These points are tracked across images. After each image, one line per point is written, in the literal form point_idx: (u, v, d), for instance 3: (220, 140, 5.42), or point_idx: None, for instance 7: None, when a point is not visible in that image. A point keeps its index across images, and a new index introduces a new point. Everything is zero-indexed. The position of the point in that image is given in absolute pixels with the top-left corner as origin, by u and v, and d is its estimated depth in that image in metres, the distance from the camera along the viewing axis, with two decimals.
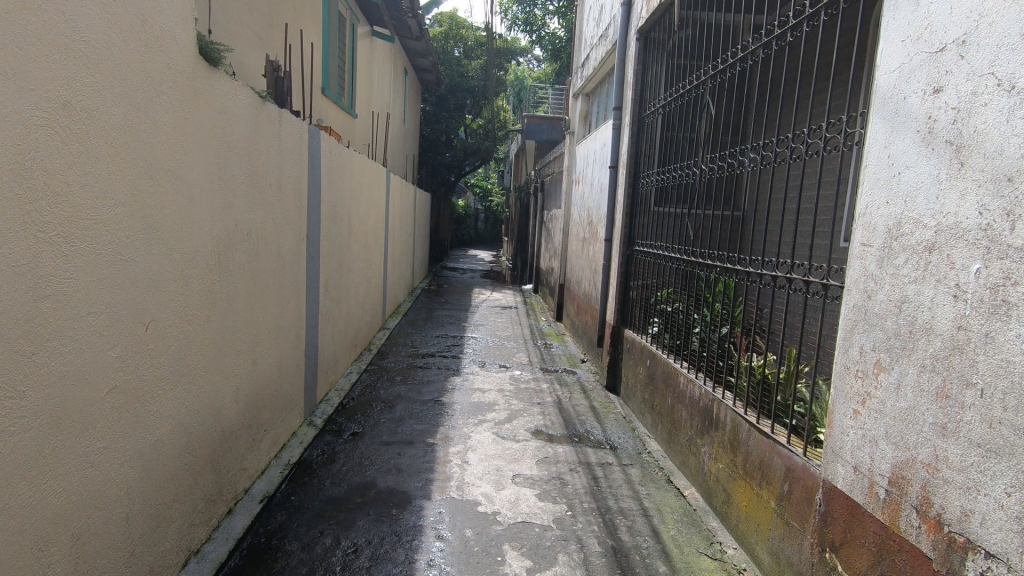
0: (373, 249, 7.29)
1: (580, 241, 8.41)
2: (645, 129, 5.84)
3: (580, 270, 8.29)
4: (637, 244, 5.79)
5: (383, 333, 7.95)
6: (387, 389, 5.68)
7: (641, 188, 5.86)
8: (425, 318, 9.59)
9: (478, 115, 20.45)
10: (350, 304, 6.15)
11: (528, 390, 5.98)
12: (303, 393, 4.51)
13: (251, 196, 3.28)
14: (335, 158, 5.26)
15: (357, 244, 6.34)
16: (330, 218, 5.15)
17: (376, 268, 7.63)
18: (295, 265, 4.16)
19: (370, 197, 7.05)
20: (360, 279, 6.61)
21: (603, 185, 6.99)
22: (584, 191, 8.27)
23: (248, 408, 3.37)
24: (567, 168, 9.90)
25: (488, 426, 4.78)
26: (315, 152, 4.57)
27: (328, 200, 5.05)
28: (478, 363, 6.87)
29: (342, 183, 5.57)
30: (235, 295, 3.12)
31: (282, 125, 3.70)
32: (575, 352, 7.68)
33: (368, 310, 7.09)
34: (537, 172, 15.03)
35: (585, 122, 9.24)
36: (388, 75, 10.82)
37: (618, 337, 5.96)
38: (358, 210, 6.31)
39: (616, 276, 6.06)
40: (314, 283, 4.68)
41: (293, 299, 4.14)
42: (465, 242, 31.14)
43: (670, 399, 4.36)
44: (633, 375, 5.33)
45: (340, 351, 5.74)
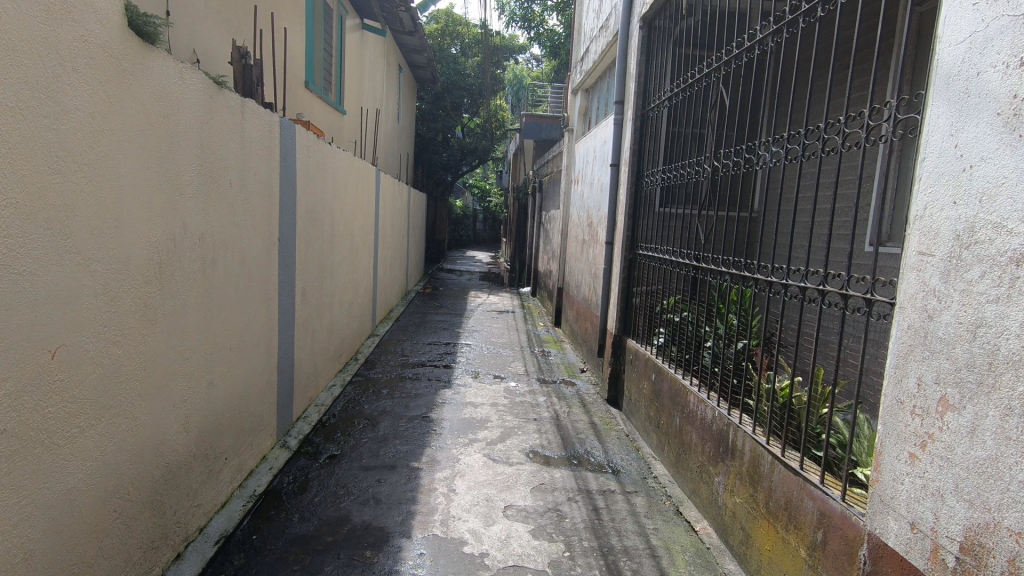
0: (361, 253, 6.92)
1: (579, 244, 8.02)
2: (648, 125, 5.45)
3: (579, 274, 7.90)
4: (640, 247, 5.40)
5: (372, 341, 7.56)
6: (372, 404, 5.28)
7: (643, 188, 5.47)
8: (418, 323, 9.19)
9: (476, 115, 20.04)
10: (334, 311, 5.77)
11: (524, 403, 5.58)
12: (275, 412, 4.12)
13: (205, 196, 2.89)
14: (315, 155, 4.87)
15: (341, 247, 5.95)
16: (308, 220, 4.74)
17: (364, 272, 7.25)
18: (264, 272, 3.76)
19: (357, 197, 6.65)
20: (346, 285, 6.23)
21: (603, 185, 6.61)
22: (584, 192, 7.87)
23: (202, 435, 2.98)
24: (565, 167, 9.51)
25: (479, 447, 4.39)
26: (289, 148, 4.18)
27: (306, 201, 4.67)
28: (471, 373, 6.47)
29: (324, 183, 5.17)
30: (185, 309, 2.73)
31: (244, 115, 3.30)
32: (574, 361, 7.29)
33: (355, 317, 6.70)
34: (536, 172, 14.63)
35: (585, 120, 8.85)
36: (380, 71, 10.45)
37: (620, 347, 5.56)
38: (342, 212, 5.93)
39: (618, 282, 5.64)
40: (288, 291, 4.29)
41: (261, 309, 3.75)
42: (464, 243, 30.81)
43: (678, 420, 3.97)
44: (637, 389, 4.93)
45: (322, 363, 5.35)
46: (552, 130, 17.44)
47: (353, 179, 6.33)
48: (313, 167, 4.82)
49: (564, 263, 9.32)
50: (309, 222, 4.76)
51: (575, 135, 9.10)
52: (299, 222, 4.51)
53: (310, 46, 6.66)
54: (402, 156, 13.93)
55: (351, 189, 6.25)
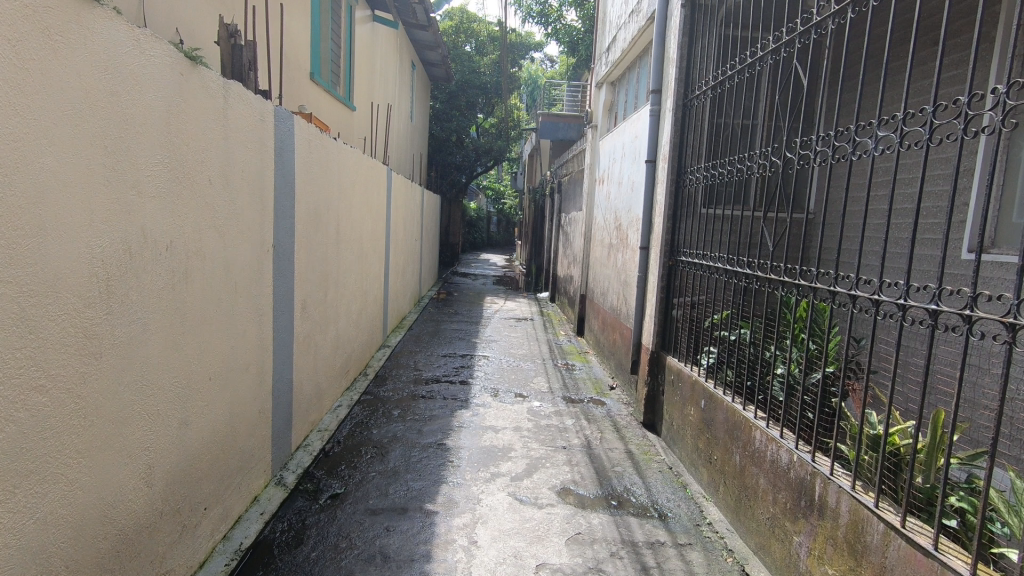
0: (370, 260, 6.41)
1: (605, 249, 7.43)
2: (687, 116, 4.85)
3: (606, 280, 7.30)
4: (682, 253, 4.79)
5: (382, 353, 7.03)
6: (381, 429, 4.73)
7: (683, 186, 4.84)
8: (432, 332, 8.65)
9: (490, 114, 19.54)
10: (340, 323, 5.26)
11: (550, 427, 5.00)
12: (269, 444, 3.59)
13: (173, 195, 2.37)
14: (318, 150, 4.34)
15: (348, 252, 5.42)
16: (310, 224, 4.22)
17: (374, 279, 6.74)
18: (254, 285, 3.24)
19: (366, 199, 6.12)
20: (354, 293, 5.73)
21: (635, 185, 6.02)
22: (611, 192, 7.28)
23: (173, 487, 2.45)
24: (588, 166, 8.92)
25: (502, 484, 3.82)
26: (287, 141, 3.66)
27: (308, 201, 4.15)
28: (490, 390, 5.91)
29: (329, 181, 4.66)
30: (146, 335, 2.20)
31: (227, 101, 2.79)
32: (601, 376, 6.70)
33: (364, 329, 6.19)
34: (554, 173, 14.04)
35: (610, 114, 8.24)
36: (393, 67, 9.98)
37: (658, 365, 4.97)
38: (349, 214, 5.40)
39: (655, 292, 5.03)
40: (286, 304, 3.77)
41: (252, 328, 3.23)
42: (477, 245, 30.34)
43: (738, 458, 3.37)
44: (681, 415, 4.34)
45: (326, 382, 4.83)
46: (569, 128, 16.89)
47: (361, 179, 5.82)
48: (315, 163, 4.30)
49: (587, 269, 8.73)
50: (311, 223, 4.24)
51: (599, 132, 8.51)
52: (299, 227, 3.99)
53: (315, 35, 6.16)
54: (415, 155, 13.44)
55: (359, 190, 5.73)
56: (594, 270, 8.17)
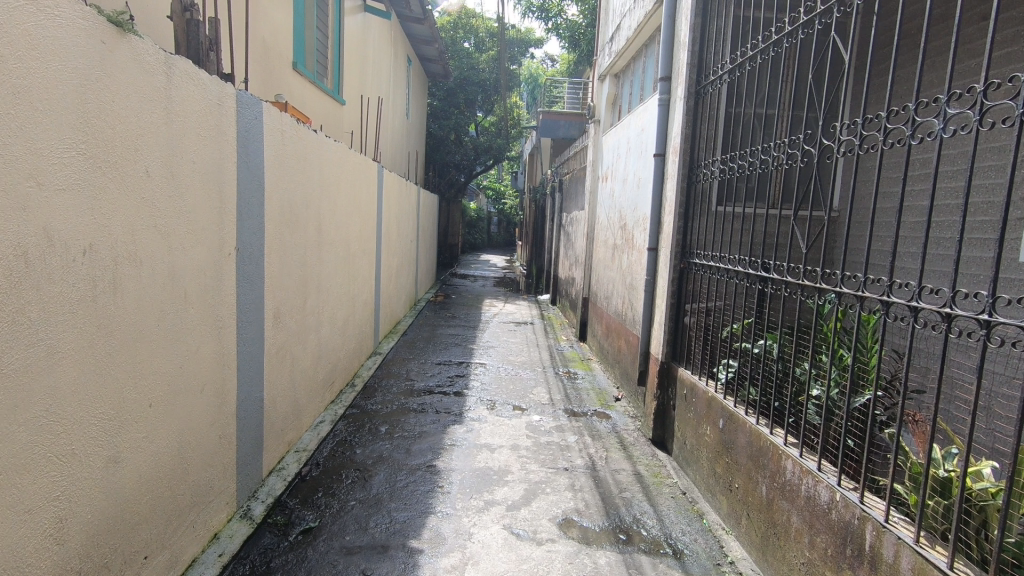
0: (358, 262, 6.00)
1: (610, 251, 7.01)
2: (698, 105, 4.43)
3: (610, 283, 6.89)
4: (694, 255, 4.36)
5: (372, 361, 6.63)
6: (365, 449, 4.32)
7: (694, 181, 4.42)
8: (427, 338, 8.25)
9: (489, 113, 19.15)
10: (323, 332, 4.85)
11: (551, 445, 4.58)
12: (233, 473, 3.17)
13: (93, 188, 1.96)
14: (294, 142, 3.94)
15: (331, 255, 5.01)
16: (284, 225, 3.82)
17: (363, 283, 6.33)
18: (211, 293, 2.83)
19: (353, 197, 5.72)
20: (339, 300, 5.32)
21: (642, 182, 5.60)
22: (615, 190, 6.86)
23: (96, 538, 2.05)
24: (590, 163, 8.51)
25: (498, 516, 3.40)
26: (253, 130, 3.25)
27: (281, 197, 3.73)
28: (487, 403, 5.50)
29: (308, 176, 4.25)
30: (51, 360, 1.79)
31: (172, 78, 2.38)
32: (605, 386, 6.29)
33: (351, 337, 5.79)
34: (554, 172, 13.64)
35: (613, 108, 7.82)
36: (386, 61, 9.59)
37: (669, 377, 4.55)
38: (333, 214, 4.99)
39: (665, 297, 4.61)
40: (254, 313, 3.35)
41: (208, 344, 2.81)
42: (477, 246, 29.96)
43: (765, 489, 2.96)
44: (696, 435, 3.93)
45: (305, 397, 4.41)
46: (570, 126, 16.48)
47: (347, 176, 5.42)
48: (291, 155, 3.89)
49: (590, 271, 8.31)
50: (285, 223, 3.83)
51: (602, 127, 8.09)
52: (271, 228, 3.58)
53: (298, 21, 5.77)
54: (411, 154, 13.04)
55: (344, 187, 5.33)
56: (597, 272, 7.76)
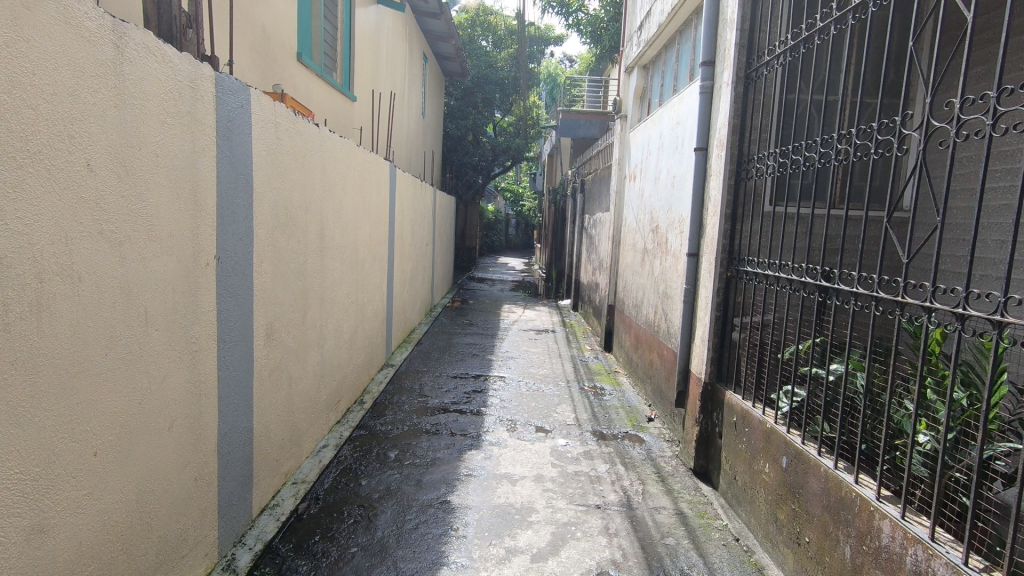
0: (367, 268, 5.56)
1: (640, 256, 6.46)
2: (747, 92, 3.88)
3: (640, 290, 6.35)
4: (744, 263, 3.82)
5: (384, 374, 6.19)
6: (372, 480, 3.85)
7: (743, 178, 3.88)
8: (443, 347, 7.80)
9: (508, 112, 18.69)
10: (327, 346, 4.40)
11: (579, 475, 4.08)
12: (214, 518, 2.72)
13: (2, 184, 1.51)
14: (291, 135, 3.50)
15: (337, 260, 4.57)
16: (279, 230, 3.37)
17: (374, 290, 5.90)
18: (182, 311, 2.38)
19: (362, 198, 5.28)
20: (346, 310, 4.88)
21: (679, 180, 5.07)
22: (646, 189, 6.32)
23: None
24: (616, 162, 7.98)
25: (520, 570, 2.90)
26: (238, 119, 2.80)
27: (275, 198, 3.29)
28: (507, 424, 5.00)
29: (308, 173, 3.80)
30: None
31: (123, 53, 1.94)
32: (636, 403, 5.75)
33: (359, 350, 5.34)
34: (575, 172, 13.13)
35: (642, 102, 7.28)
36: (400, 56, 9.19)
37: (714, 400, 4.02)
38: (339, 215, 4.56)
39: (708, 310, 4.07)
40: (240, 331, 2.91)
41: (178, 371, 2.37)
42: (495, 249, 29.56)
43: (850, 551, 2.41)
44: (751, 471, 3.39)
45: (306, 420, 3.97)
46: (591, 125, 15.94)
47: (355, 175, 4.98)
48: (288, 149, 3.45)
49: (616, 277, 7.77)
50: (280, 227, 3.38)
51: (629, 122, 7.55)
52: (262, 233, 3.14)
53: (304, 9, 5.36)
54: (427, 153, 12.63)
55: (352, 186, 4.89)
56: (624, 278, 7.22)
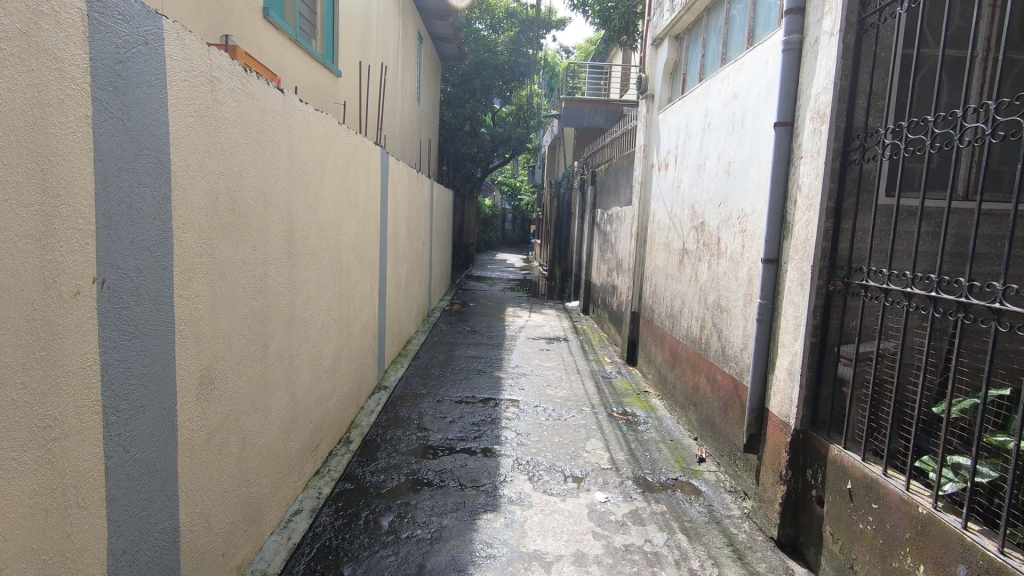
0: (354, 277, 4.57)
1: (676, 259, 5.49)
2: (860, 46, 2.86)
3: (679, 298, 5.38)
4: (854, 273, 2.84)
5: (375, 401, 5.20)
6: (358, 568, 2.86)
7: (850, 159, 2.90)
8: (444, 362, 6.82)
9: (507, 101, 17.64)
10: (301, 381, 3.42)
11: (631, 551, 3.11)
12: None
13: None
14: (241, 100, 2.50)
15: (313, 269, 3.57)
16: (222, 233, 2.38)
17: (362, 300, 4.91)
18: (17, 378, 1.39)
19: (347, 190, 4.28)
20: (326, 332, 3.90)
21: (743, 166, 4.09)
22: (686, 179, 5.34)
23: None
24: (640, 150, 7.02)
25: None
26: (139, 64, 1.80)
27: (213, 188, 2.29)
28: (528, 470, 4.03)
29: (268, 155, 2.80)
30: None
31: None
32: (678, 436, 4.81)
33: (343, 378, 4.35)
34: (583, 164, 12.17)
35: (673, 79, 6.31)
36: (393, 32, 8.20)
37: (810, 453, 3.05)
38: (315, 210, 3.56)
39: (800, 334, 3.09)
40: (151, 390, 1.91)
41: (9, 486, 1.37)
42: (492, 244, 28.57)
43: None
44: (887, 567, 2.42)
45: (270, 486, 2.98)
46: (596, 114, 14.94)
47: (337, 162, 3.99)
48: (236, 119, 2.46)
49: (641, 280, 6.81)
50: (224, 229, 2.39)
51: (656, 104, 6.57)
52: (192, 238, 2.15)
53: None
54: (424, 141, 11.63)
55: (332, 175, 3.89)
56: (653, 282, 6.25)
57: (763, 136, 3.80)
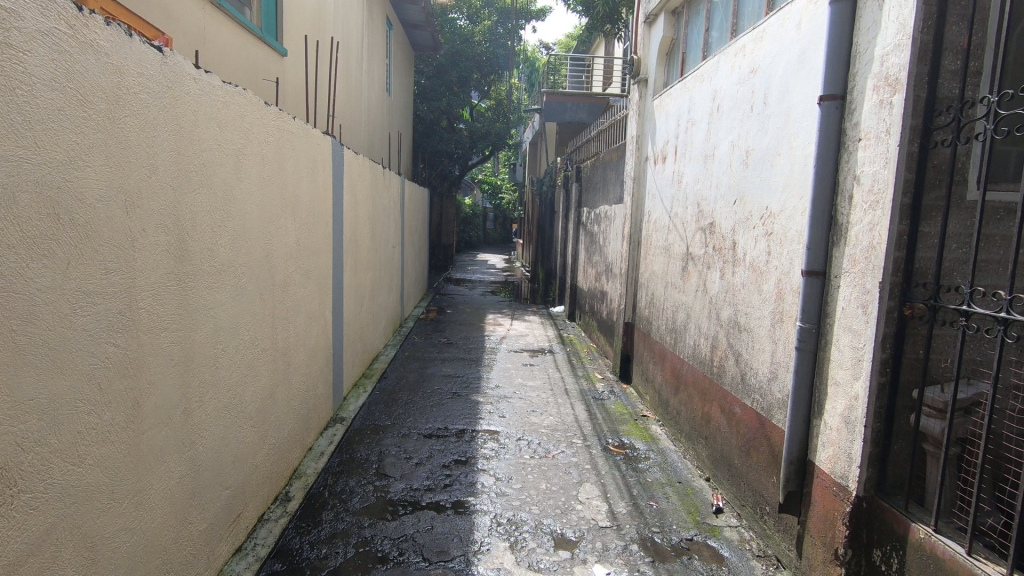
0: (292, 295, 3.74)
1: (678, 264, 4.77)
2: None
3: (682, 310, 4.66)
4: (943, 294, 2.11)
5: (327, 438, 4.38)
6: None
7: (934, 140, 2.17)
8: (414, 383, 6.01)
9: (485, 95, 16.81)
10: (207, 441, 2.59)
11: None
12: None
13: None
14: (69, 53, 1.67)
15: (226, 292, 2.75)
16: (32, 253, 1.55)
17: (308, 320, 4.08)
18: None
19: (281, 188, 3.46)
20: (251, 368, 3.08)
21: (769, 156, 3.36)
22: (690, 172, 4.61)
23: None
24: (631, 141, 6.28)
25: None
26: None
27: (8, 184, 1.47)
28: (508, 534, 3.25)
29: (133, 139, 1.98)
30: None
31: None
32: (687, 476, 4.08)
33: (279, 421, 3.52)
34: (567, 160, 11.41)
35: (670, 60, 5.59)
36: (353, 10, 7.31)
37: (879, 529, 2.31)
38: (227, 214, 2.73)
39: (862, 371, 2.35)
40: None
41: None
42: (472, 244, 27.76)
43: None
44: None
45: None
46: (579, 108, 14.20)
47: (263, 153, 3.16)
48: (55, 81, 1.62)
49: (634, 287, 6.08)
50: (37, 248, 1.57)
51: (650, 89, 5.84)
52: None
53: None
54: (395, 136, 10.74)
55: (255, 169, 3.06)
56: (651, 290, 5.52)
57: (795, 116, 3.07)
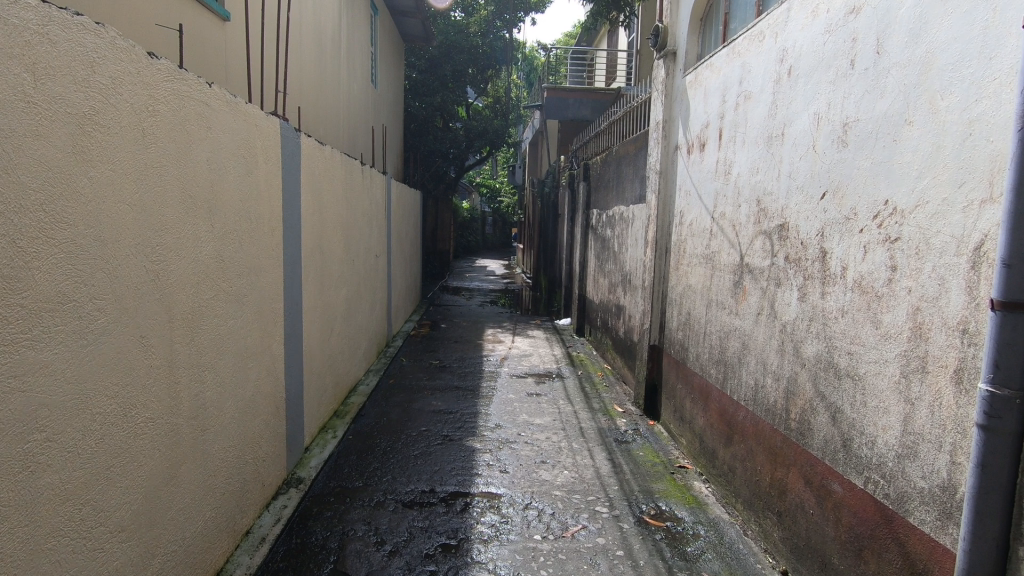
0: (213, 332, 2.69)
1: (728, 279, 3.73)
2: None
3: (735, 338, 3.61)
4: None
5: (275, 512, 3.33)
6: None
7: None
8: (396, 423, 4.95)
9: (482, 92, 15.82)
10: None
11: None
12: None
13: None
14: None
15: (56, 346, 1.69)
16: None
17: (242, 362, 3.03)
18: None
19: (186, 182, 2.42)
20: (124, 453, 2.03)
21: (888, 127, 2.32)
22: (744, 159, 3.56)
23: None
24: (655, 128, 5.24)
25: None
26: None
27: None
28: None
29: None
30: None
31: None
32: (755, 568, 3.01)
33: (187, 513, 2.47)
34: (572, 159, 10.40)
35: (706, 26, 4.58)
36: None
37: None
38: (54, 218, 1.68)
39: None
40: None
41: None
42: (471, 250, 26.71)
43: None
44: None
45: None
46: (582, 105, 13.18)
47: (143, 128, 2.11)
48: None
49: (661, 304, 5.04)
50: None
51: (679, 64, 4.81)
52: None
53: None
54: (381, 130, 9.72)
55: (126, 152, 2.01)
56: (686, 308, 4.48)
57: (947, 62, 2.03)
